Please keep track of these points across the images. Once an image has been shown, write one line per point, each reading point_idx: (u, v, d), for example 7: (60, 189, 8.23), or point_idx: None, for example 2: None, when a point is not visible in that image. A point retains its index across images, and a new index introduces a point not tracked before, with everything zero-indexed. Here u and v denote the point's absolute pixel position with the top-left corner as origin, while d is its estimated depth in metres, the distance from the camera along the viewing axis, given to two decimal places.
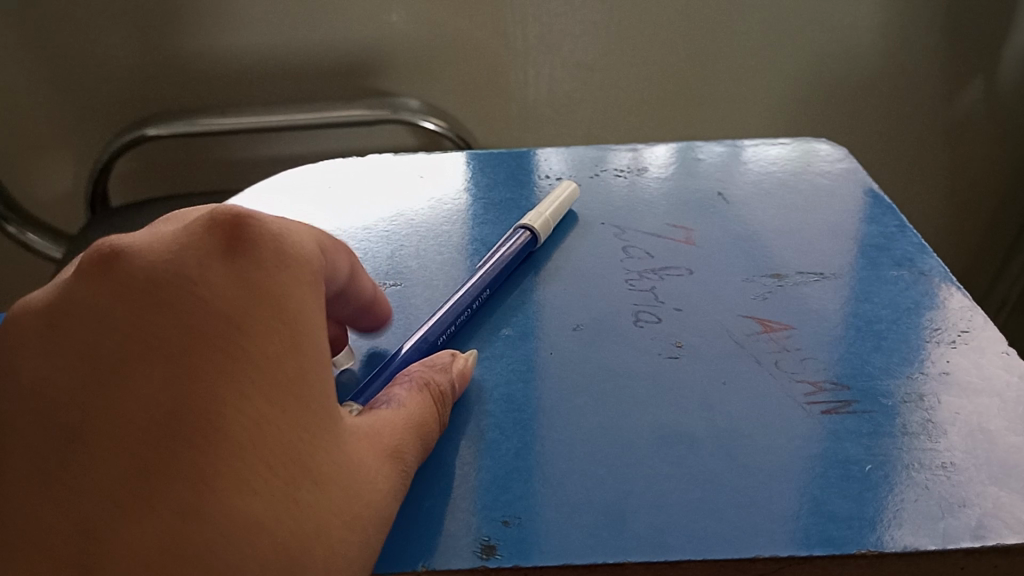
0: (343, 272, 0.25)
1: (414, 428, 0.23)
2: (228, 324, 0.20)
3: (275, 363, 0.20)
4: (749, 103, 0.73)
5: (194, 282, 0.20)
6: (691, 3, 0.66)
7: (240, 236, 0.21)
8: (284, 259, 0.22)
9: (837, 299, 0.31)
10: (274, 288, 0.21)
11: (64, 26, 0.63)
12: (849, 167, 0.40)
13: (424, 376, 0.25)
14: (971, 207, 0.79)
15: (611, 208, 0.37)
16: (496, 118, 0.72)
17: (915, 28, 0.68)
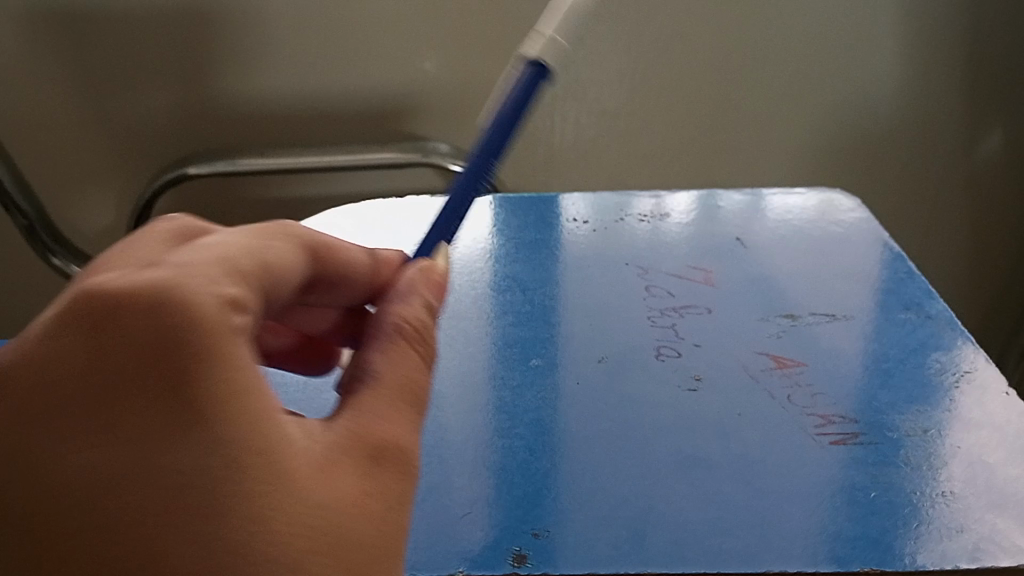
0: (302, 261, 0.22)
1: (402, 399, 0.21)
2: (145, 449, 0.17)
3: (199, 468, 0.17)
4: (768, 152, 0.75)
5: (92, 400, 0.17)
6: (716, 56, 0.70)
7: (129, 327, 0.17)
8: (193, 329, 0.17)
9: (860, 344, 0.32)
10: (171, 375, 0.17)
11: (112, 67, 0.66)
12: (865, 218, 0.41)
13: (395, 320, 0.22)
14: (994, 261, 0.81)
15: (635, 250, 0.39)
16: (523, 163, 0.75)
17: (928, 79, 0.72)
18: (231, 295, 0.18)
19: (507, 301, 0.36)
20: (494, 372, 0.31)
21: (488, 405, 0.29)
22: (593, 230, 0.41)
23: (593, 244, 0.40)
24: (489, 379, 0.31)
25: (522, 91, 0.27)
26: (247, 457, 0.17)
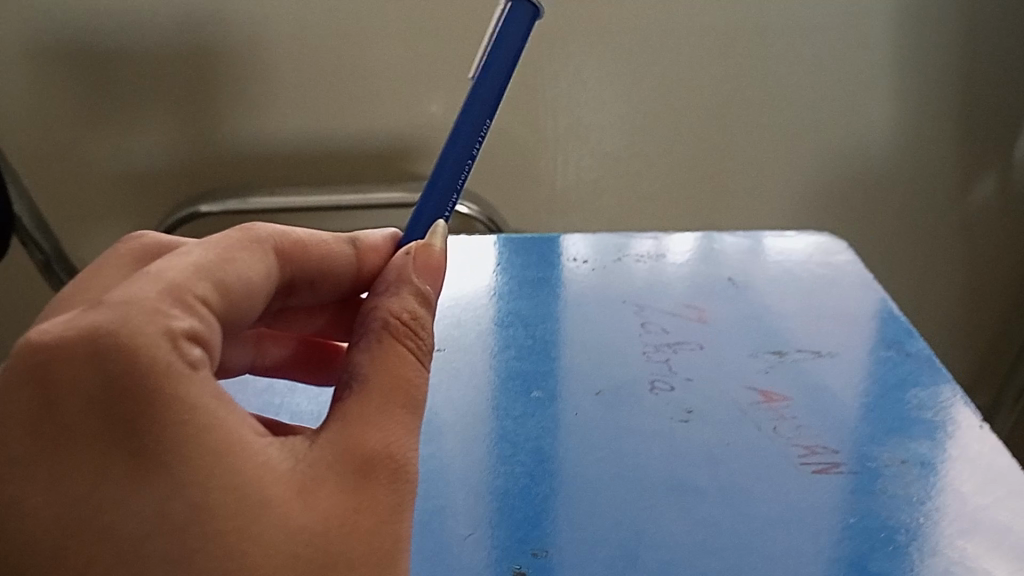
0: (265, 260, 0.26)
1: (390, 394, 0.25)
2: (93, 471, 0.20)
3: (143, 484, 0.20)
4: (765, 195, 0.80)
5: (44, 433, 0.20)
6: (721, 109, 0.76)
7: (70, 370, 0.20)
8: (126, 365, 0.20)
9: (853, 383, 0.34)
10: (119, 408, 0.20)
11: (126, 109, 0.69)
12: (850, 260, 0.43)
13: (385, 313, 0.26)
14: (986, 296, 0.86)
15: (633, 289, 0.41)
16: (524, 204, 0.78)
17: (920, 127, 0.78)
18: (173, 324, 0.21)
19: (509, 336, 0.37)
20: (496, 402, 0.33)
21: (488, 433, 0.31)
22: (593, 270, 0.43)
23: (594, 282, 0.42)
24: (492, 409, 0.32)
25: (510, 37, 0.30)
26: (187, 472, 0.20)
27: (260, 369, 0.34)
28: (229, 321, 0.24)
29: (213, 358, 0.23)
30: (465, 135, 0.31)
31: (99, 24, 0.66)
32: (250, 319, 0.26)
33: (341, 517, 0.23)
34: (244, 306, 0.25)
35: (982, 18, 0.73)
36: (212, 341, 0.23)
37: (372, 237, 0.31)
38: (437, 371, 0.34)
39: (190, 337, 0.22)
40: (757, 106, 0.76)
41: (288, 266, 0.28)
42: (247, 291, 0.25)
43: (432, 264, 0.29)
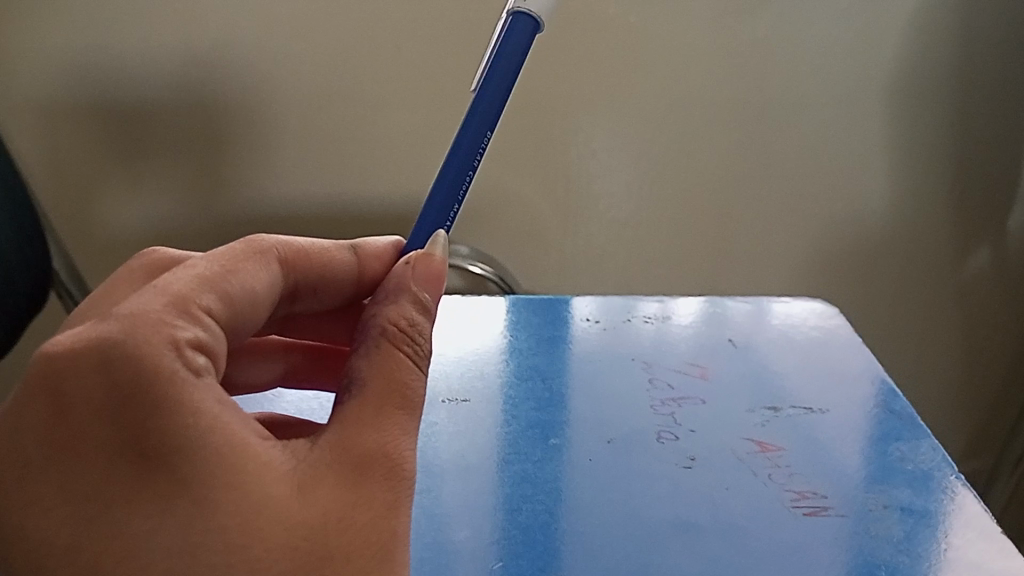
0: (265, 267, 0.31)
1: (385, 398, 0.28)
2: (104, 467, 0.23)
3: (148, 479, 0.24)
4: (763, 258, 0.87)
5: (62, 432, 0.23)
6: (724, 184, 0.83)
7: (85, 379, 0.24)
8: (131, 374, 0.24)
9: (848, 441, 0.39)
10: (130, 413, 0.24)
11: (148, 167, 0.74)
12: (839, 324, 0.47)
13: (383, 321, 0.30)
14: (980, 353, 0.94)
15: (641, 348, 0.45)
16: (539, 266, 0.85)
17: (915, 201, 0.85)
18: (177, 334, 0.25)
19: (529, 389, 0.42)
20: (513, 449, 0.38)
21: (508, 478, 0.36)
22: (603, 330, 0.46)
23: (607, 339, 0.46)
24: (512, 455, 0.37)
25: (512, 48, 0.33)
26: (189, 470, 0.24)
27: (291, 378, 0.40)
28: (236, 324, 0.29)
29: (217, 358, 0.27)
30: (464, 151, 0.33)
31: (154, 97, 0.71)
32: (261, 318, 0.30)
33: (338, 513, 0.26)
34: (249, 310, 0.29)
35: (974, 107, 0.81)
36: (213, 346, 0.27)
37: (373, 244, 0.36)
38: (463, 421, 0.39)
39: (193, 344, 0.25)
40: (753, 176, 0.83)
41: (294, 272, 0.33)
42: (250, 297, 0.29)
43: (433, 272, 0.32)
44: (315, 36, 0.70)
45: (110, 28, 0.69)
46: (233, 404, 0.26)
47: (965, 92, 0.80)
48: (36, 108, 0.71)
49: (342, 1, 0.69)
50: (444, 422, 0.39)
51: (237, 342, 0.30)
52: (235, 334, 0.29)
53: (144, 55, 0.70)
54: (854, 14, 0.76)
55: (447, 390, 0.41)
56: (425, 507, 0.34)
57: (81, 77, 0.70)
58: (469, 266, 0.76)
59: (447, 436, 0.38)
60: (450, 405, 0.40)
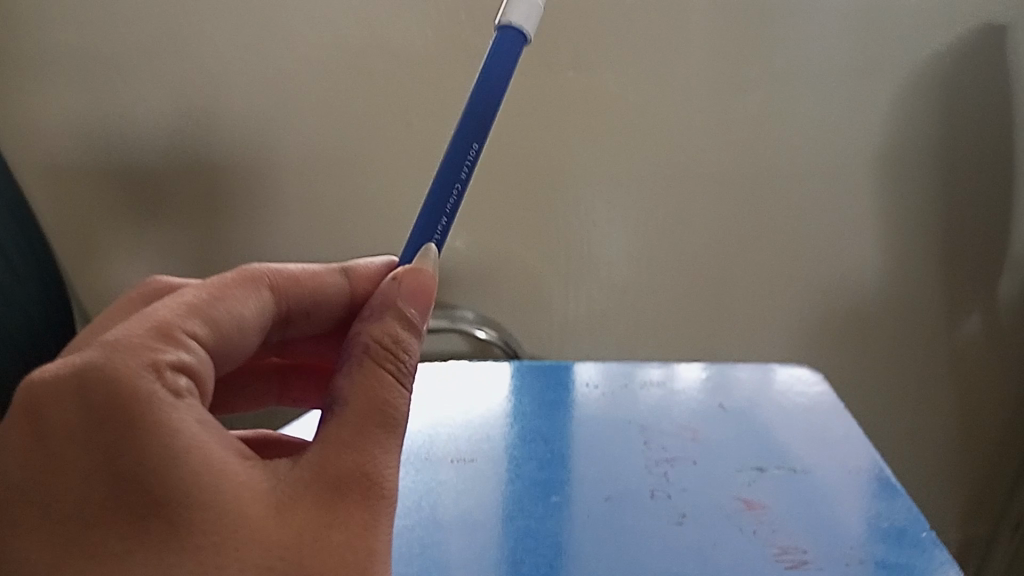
0: (256, 295, 0.35)
1: (365, 414, 0.31)
2: (88, 474, 0.27)
3: (126, 488, 0.27)
4: (757, 322, 0.90)
5: (52, 443, 0.27)
6: (720, 250, 0.86)
7: (74, 397, 0.27)
8: (112, 394, 0.27)
9: (831, 500, 0.41)
10: (112, 428, 0.27)
11: (164, 226, 0.79)
12: (825, 391, 0.49)
13: (367, 336, 0.33)
14: (978, 417, 0.96)
15: (638, 413, 0.48)
16: (540, 329, 0.89)
17: (907, 267, 0.88)
18: (159, 357, 0.28)
19: (531, 450, 0.44)
20: (515, 506, 0.40)
21: (512, 532, 0.39)
22: (602, 395, 0.49)
23: (609, 403, 0.48)
24: (514, 512, 0.40)
25: (502, 61, 0.35)
26: (163, 482, 0.27)
27: (286, 399, 0.44)
28: (224, 348, 0.32)
29: (202, 376, 0.30)
30: (451, 166, 0.36)
31: (176, 164, 0.77)
32: (252, 340, 0.34)
33: (314, 533, 0.29)
34: (236, 335, 0.33)
35: (961, 179, 0.84)
36: (197, 368, 0.30)
37: (364, 265, 0.40)
38: (469, 478, 0.42)
39: (175, 366, 0.29)
40: (747, 243, 0.86)
41: (285, 298, 0.37)
42: (238, 323, 0.33)
43: (421, 286, 0.34)
44: (332, 113, 0.76)
45: (138, 103, 0.74)
46: (212, 421, 0.29)
47: (953, 165, 0.84)
48: (74, 168, 0.77)
49: (358, 83, 0.74)
50: (451, 480, 0.42)
51: (229, 364, 0.33)
52: (225, 356, 0.33)
53: (171, 127, 0.75)
54: (841, 91, 0.80)
55: (456, 451, 0.44)
56: (419, 554, 0.37)
57: (117, 140, 0.76)
58: (476, 329, 0.78)
59: (455, 492, 0.41)
60: (458, 463, 0.43)
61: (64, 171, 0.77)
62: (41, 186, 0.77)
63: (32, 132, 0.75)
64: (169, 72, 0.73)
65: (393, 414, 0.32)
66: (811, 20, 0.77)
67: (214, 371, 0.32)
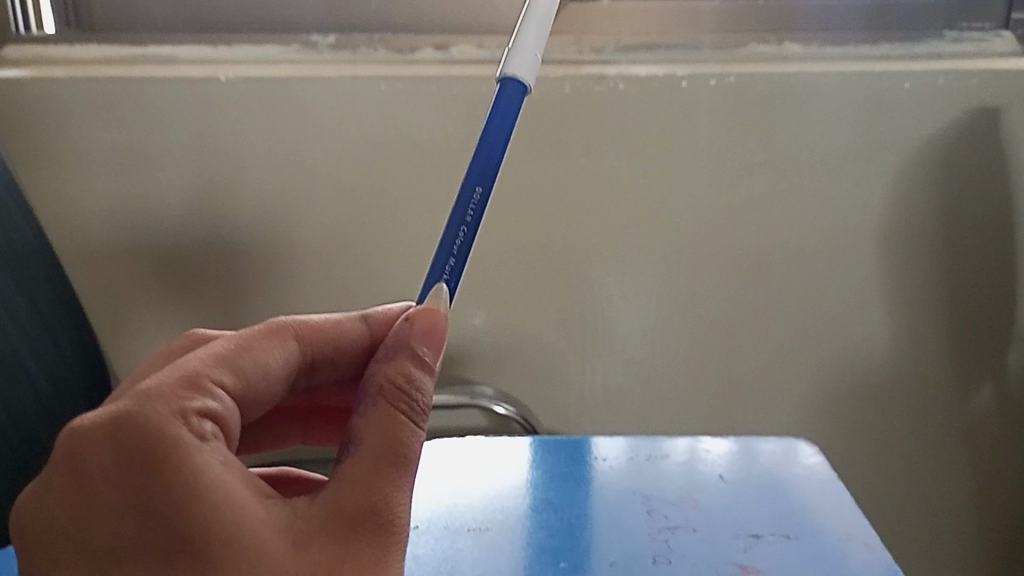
0: (282, 346, 0.38)
1: (379, 454, 0.35)
2: (122, 504, 0.31)
3: (154, 517, 0.31)
4: (769, 395, 0.92)
5: (93, 475, 0.31)
6: (731, 326, 0.89)
7: (111, 437, 0.32)
8: (142, 436, 0.31)
9: (822, 565, 0.43)
10: (143, 465, 0.31)
11: (196, 305, 0.84)
12: (824, 463, 0.52)
13: (382, 379, 0.36)
14: (996, 491, 0.97)
15: (644, 482, 0.50)
16: (558, 405, 0.91)
17: (916, 340, 0.90)
18: (186, 404, 0.33)
19: (542, 519, 0.47)
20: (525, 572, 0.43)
21: None
22: (613, 466, 0.52)
23: (626, 472, 0.51)
24: None
25: (504, 112, 0.40)
26: (188, 513, 0.31)
27: (310, 435, 0.48)
28: (250, 394, 0.36)
29: (229, 419, 0.34)
30: (458, 209, 0.40)
31: (211, 245, 0.81)
32: (278, 387, 0.38)
33: (326, 564, 0.34)
34: (261, 382, 0.37)
35: (966, 255, 0.87)
36: (221, 414, 0.34)
37: (383, 311, 0.42)
38: (485, 546, 0.45)
39: (201, 413, 0.33)
40: (757, 318, 0.89)
41: (310, 348, 0.40)
42: (263, 371, 0.37)
43: (434, 326, 0.37)
44: (360, 200, 0.80)
45: (177, 190, 0.79)
46: (234, 461, 0.34)
47: (958, 241, 0.87)
48: (117, 255, 0.81)
49: (386, 172, 0.79)
50: (468, 548, 0.45)
51: (259, 409, 0.37)
52: (252, 401, 0.37)
53: (208, 213, 0.80)
54: (844, 171, 0.84)
55: (472, 521, 0.47)
56: None
57: (157, 228, 0.80)
58: (494, 405, 0.80)
59: (470, 559, 0.44)
60: (475, 532, 0.46)
61: (107, 258, 0.81)
62: (84, 272, 0.82)
63: (78, 222, 0.80)
64: (208, 164, 0.78)
65: (405, 455, 0.35)
66: (810, 107, 0.81)
67: (242, 414, 0.36)
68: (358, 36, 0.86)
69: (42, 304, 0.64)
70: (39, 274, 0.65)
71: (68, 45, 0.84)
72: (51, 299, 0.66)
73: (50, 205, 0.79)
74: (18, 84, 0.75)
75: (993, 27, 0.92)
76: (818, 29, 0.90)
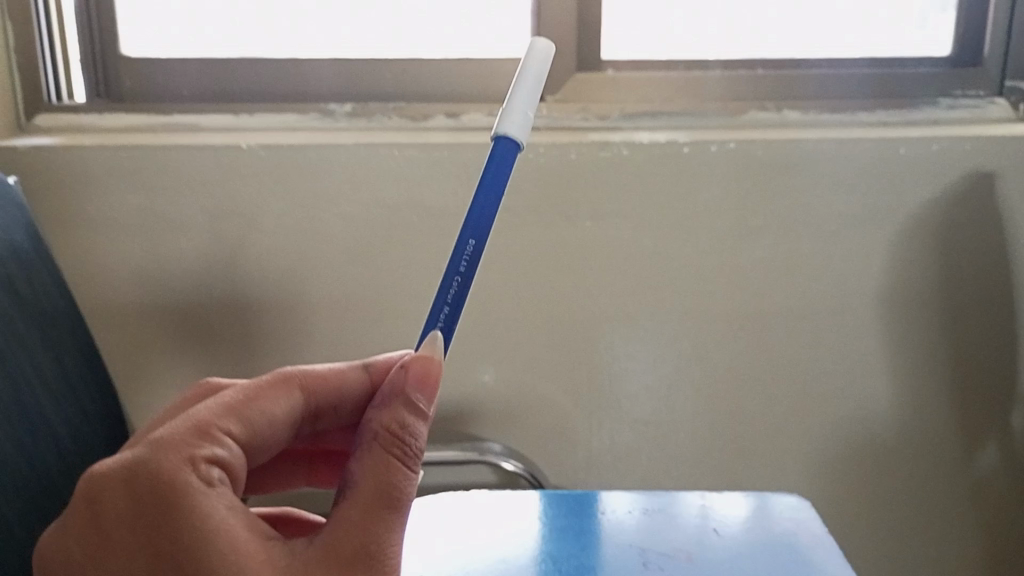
0: (287, 396, 0.41)
1: (374, 497, 0.37)
2: (134, 543, 0.34)
3: (162, 554, 0.34)
4: (774, 453, 0.94)
5: (109, 516, 0.35)
6: (735, 384, 0.91)
7: (126, 481, 0.35)
8: (155, 481, 0.35)
9: None
10: (154, 506, 0.35)
11: (213, 361, 0.86)
12: (825, 534, 0.55)
13: (378, 425, 0.39)
14: (1003, 549, 0.97)
15: (650, 538, 0.55)
16: (565, 462, 0.92)
17: (918, 400, 0.92)
18: (196, 452, 0.36)
19: (544, 569, 0.52)
20: None
21: None
22: (626, 520, 0.56)
23: (634, 529, 0.56)
24: None
25: (498, 164, 0.42)
26: (192, 551, 0.34)
27: (315, 478, 0.50)
28: (256, 442, 0.39)
29: (236, 466, 0.37)
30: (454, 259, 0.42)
31: (229, 304, 0.84)
32: (282, 435, 0.41)
33: None
34: (267, 431, 0.39)
35: (966, 316, 0.89)
36: (228, 460, 0.37)
37: (382, 357, 0.44)
38: None
39: (209, 460, 0.36)
40: (761, 377, 0.91)
41: (314, 397, 0.42)
42: (269, 420, 0.40)
43: (429, 373, 0.40)
44: (374, 262, 0.83)
45: (198, 252, 0.82)
46: (238, 504, 0.37)
47: (957, 302, 0.89)
48: (138, 315, 0.84)
49: (399, 235, 0.82)
50: None
51: (265, 455, 0.40)
52: (258, 449, 0.39)
53: (226, 273, 0.83)
54: (843, 234, 0.86)
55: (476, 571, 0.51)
56: None
57: (178, 290, 0.83)
58: (502, 461, 0.82)
59: None
60: None
61: (127, 317, 0.84)
62: (107, 332, 0.85)
63: (102, 284, 0.83)
64: (229, 228, 0.82)
65: (397, 497, 0.38)
66: (809, 173, 0.84)
67: (249, 460, 0.39)
68: (373, 104, 0.90)
69: (69, 364, 0.67)
70: (67, 335, 0.68)
71: (96, 114, 0.88)
72: (75, 358, 0.68)
73: (74, 266, 0.82)
74: (48, 153, 0.79)
75: (988, 94, 0.95)
76: (817, 97, 0.94)
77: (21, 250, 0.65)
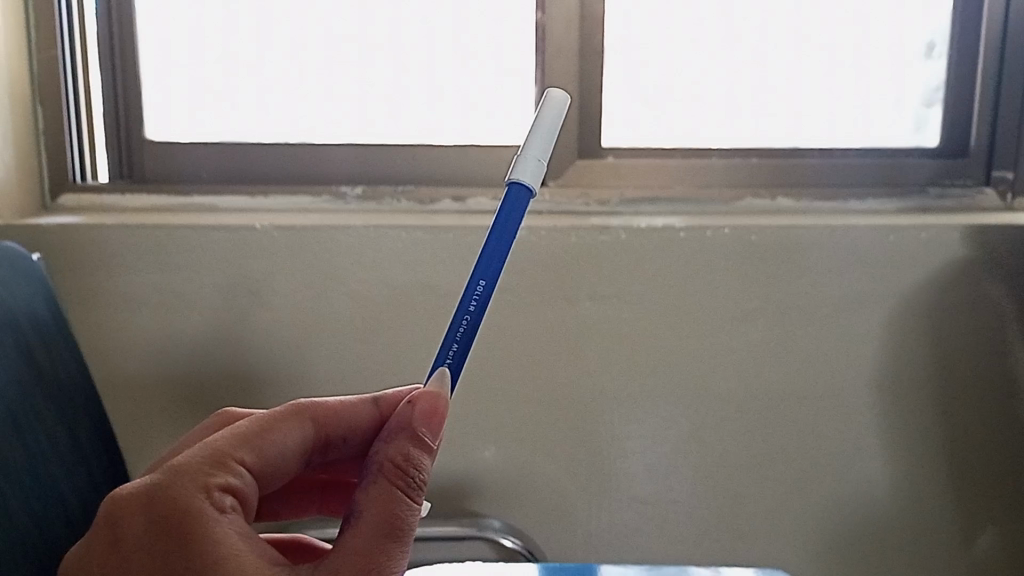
0: (300, 427, 0.43)
1: (376, 529, 0.39)
2: (149, 560, 0.38)
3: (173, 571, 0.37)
4: (773, 535, 0.94)
5: (128, 536, 0.38)
6: (732, 463, 0.92)
7: (145, 504, 0.39)
8: (169, 505, 0.38)
9: None
10: (167, 529, 0.38)
11: None
12: None
13: (383, 458, 0.41)
14: None
15: None
16: (565, 540, 0.93)
17: (915, 482, 0.93)
18: (209, 480, 0.39)
19: None
20: None
21: None
22: None
23: None
24: None
25: (510, 209, 0.46)
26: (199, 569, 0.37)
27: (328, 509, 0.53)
28: (269, 470, 0.42)
29: (249, 494, 0.40)
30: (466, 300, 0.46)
31: (239, 378, 0.87)
32: (295, 464, 0.43)
33: None
34: (279, 460, 0.42)
35: (959, 398, 0.91)
36: (242, 489, 0.40)
37: (394, 392, 0.46)
38: None
39: (222, 488, 0.39)
40: (759, 456, 0.92)
41: (327, 429, 0.44)
42: (281, 451, 0.42)
43: (434, 410, 0.42)
44: (381, 339, 0.86)
45: (211, 326, 0.85)
46: (250, 530, 0.39)
47: (950, 385, 0.91)
48: (149, 386, 0.86)
49: (405, 312, 0.85)
50: None
51: (276, 484, 0.42)
52: (271, 478, 0.42)
53: (238, 347, 0.86)
54: (837, 317, 0.88)
55: None
56: None
57: (190, 363, 0.86)
58: (501, 538, 0.86)
59: None
60: None
61: (139, 389, 0.87)
62: (119, 402, 0.87)
63: (116, 356, 0.85)
64: (241, 304, 0.85)
65: (399, 528, 0.40)
66: (802, 258, 0.87)
67: (262, 489, 0.42)
68: (383, 188, 0.94)
69: (81, 435, 0.69)
70: (81, 408, 0.71)
71: (119, 194, 0.92)
72: (88, 430, 0.70)
73: (90, 339, 0.85)
74: (71, 230, 0.83)
75: (975, 184, 0.99)
76: (810, 186, 0.97)
77: (42, 325, 0.68)
